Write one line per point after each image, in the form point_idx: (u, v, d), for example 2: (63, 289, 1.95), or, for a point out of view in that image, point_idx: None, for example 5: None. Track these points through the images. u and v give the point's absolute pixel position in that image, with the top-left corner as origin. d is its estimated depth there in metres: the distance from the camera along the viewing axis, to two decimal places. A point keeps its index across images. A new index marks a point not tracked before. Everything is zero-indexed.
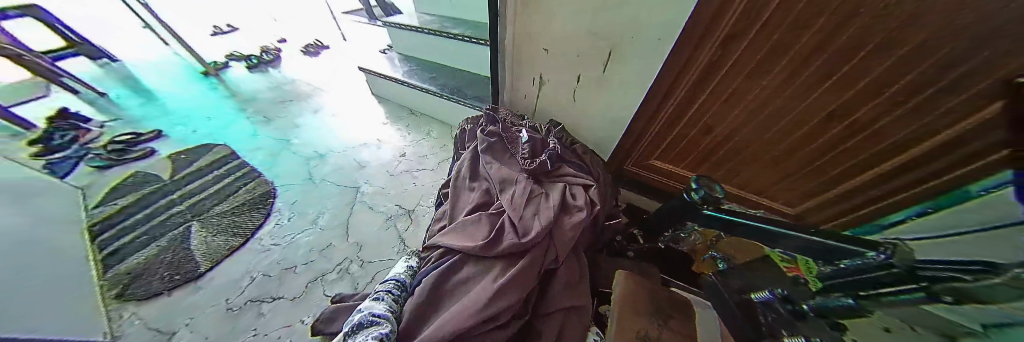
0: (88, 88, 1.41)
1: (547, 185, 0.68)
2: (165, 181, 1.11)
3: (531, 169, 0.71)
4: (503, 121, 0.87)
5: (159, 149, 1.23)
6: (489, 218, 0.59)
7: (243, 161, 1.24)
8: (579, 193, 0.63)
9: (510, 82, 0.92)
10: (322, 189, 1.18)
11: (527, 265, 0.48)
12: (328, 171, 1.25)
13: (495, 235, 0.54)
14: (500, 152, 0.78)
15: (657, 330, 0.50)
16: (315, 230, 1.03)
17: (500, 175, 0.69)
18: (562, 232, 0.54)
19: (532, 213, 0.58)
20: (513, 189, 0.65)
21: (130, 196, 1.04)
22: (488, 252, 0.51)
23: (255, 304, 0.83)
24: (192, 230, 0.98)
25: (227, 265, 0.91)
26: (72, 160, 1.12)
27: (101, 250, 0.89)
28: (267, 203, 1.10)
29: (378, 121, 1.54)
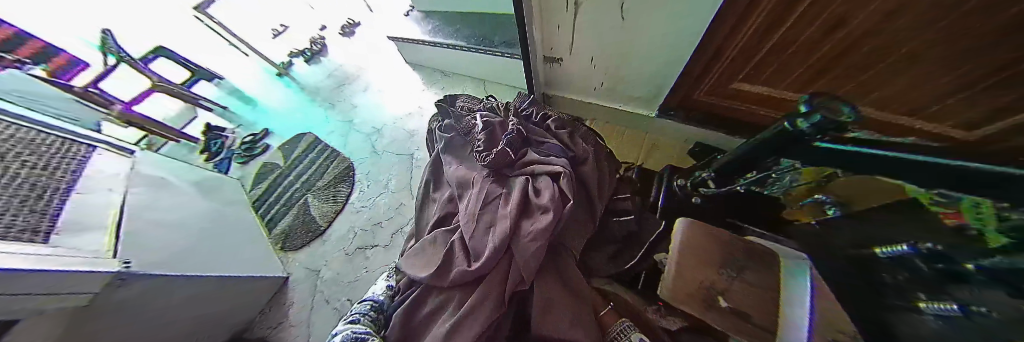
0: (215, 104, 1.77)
1: (509, 182, 0.71)
2: (282, 167, 1.44)
3: (490, 165, 0.73)
4: (460, 115, 0.92)
5: (271, 144, 1.57)
6: (445, 236, 0.69)
7: (325, 144, 1.48)
8: (545, 190, 0.65)
9: (539, 16, 0.77)
10: (385, 159, 1.35)
11: (483, 295, 0.55)
12: (386, 143, 1.41)
13: (448, 259, 0.62)
14: (462, 153, 0.84)
15: (727, 282, 0.47)
16: (388, 193, 1.23)
17: (459, 180, 0.76)
18: (522, 245, 0.58)
19: (486, 227, 0.63)
20: (470, 197, 0.71)
21: (265, 181, 1.40)
22: (443, 282, 0.60)
23: (361, 251, 1.10)
24: (308, 201, 1.29)
25: (337, 224, 1.19)
26: (226, 161, 1.53)
27: (264, 218, 1.27)
28: (349, 176, 1.33)
29: (417, 88, 1.59)
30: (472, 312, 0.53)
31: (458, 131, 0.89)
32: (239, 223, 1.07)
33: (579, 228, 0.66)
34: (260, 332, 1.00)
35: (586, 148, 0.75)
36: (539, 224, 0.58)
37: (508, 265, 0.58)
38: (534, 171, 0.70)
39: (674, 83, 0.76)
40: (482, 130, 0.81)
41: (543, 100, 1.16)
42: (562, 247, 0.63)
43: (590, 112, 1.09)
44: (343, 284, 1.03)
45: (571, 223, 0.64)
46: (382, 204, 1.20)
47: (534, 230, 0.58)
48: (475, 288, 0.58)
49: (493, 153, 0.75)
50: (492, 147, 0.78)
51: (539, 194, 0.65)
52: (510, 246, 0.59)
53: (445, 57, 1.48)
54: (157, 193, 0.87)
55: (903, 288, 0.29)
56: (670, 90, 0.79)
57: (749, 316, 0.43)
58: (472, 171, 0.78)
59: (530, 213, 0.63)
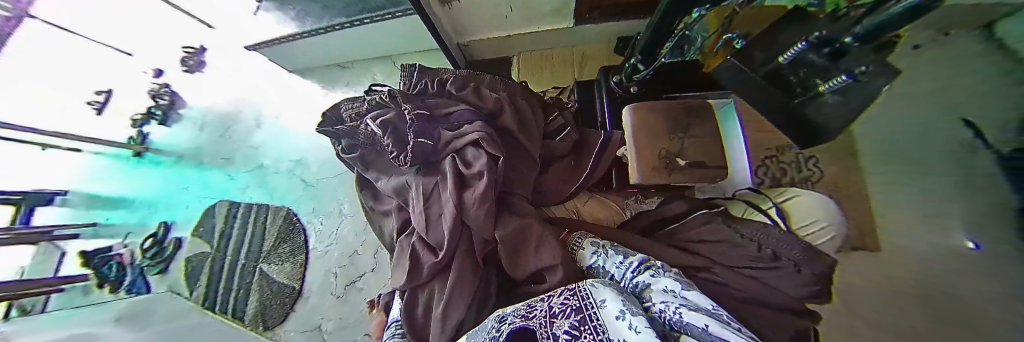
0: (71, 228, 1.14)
1: (439, 167, 0.64)
2: (213, 251, 1.17)
3: (413, 164, 0.63)
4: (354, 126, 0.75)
5: (182, 236, 1.21)
6: (405, 243, 0.64)
7: (247, 203, 1.22)
8: (469, 156, 0.61)
9: None
10: (325, 188, 1.19)
11: (458, 272, 0.55)
12: (316, 170, 1.23)
13: (414, 262, 0.60)
14: (379, 160, 0.73)
15: (680, 142, 0.51)
16: (347, 220, 1.13)
17: (393, 187, 0.68)
18: (471, 216, 0.55)
19: (437, 216, 0.59)
20: (413, 198, 0.64)
21: (203, 274, 1.14)
22: (420, 277, 0.58)
23: (352, 286, 1.02)
24: (266, 271, 1.09)
25: (309, 274, 1.06)
26: (140, 279, 1.15)
27: (225, 311, 1.07)
28: (295, 221, 1.15)
29: (319, 95, 1.36)
30: (453, 287, 0.53)
31: (371, 147, 0.74)
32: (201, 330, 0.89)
33: (515, 173, 0.64)
34: None
35: (493, 95, 0.69)
36: (478, 191, 0.55)
37: (467, 236, 0.58)
38: (456, 146, 0.63)
39: None
40: (384, 131, 0.66)
41: (460, 54, 1.05)
42: (510, 193, 0.61)
43: (511, 49, 1.02)
44: (351, 324, 0.97)
45: (512, 171, 0.63)
46: (344, 236, 1.10)
47: (476, 199, 0.55)
48: (447, 266, 0.57)
49: (403, 148, 0.64)
50: (403, 141, 0.65)
51: (470, 162, 0.60)
52: (462, 221, 0.57)
53: (333, 47, 1.26)
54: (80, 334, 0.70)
55: (809, 81, 0.39)
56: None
57: (704, 162, 0.48)
58: (400, 175, 0.68)
59: (468, 184, 0.59)
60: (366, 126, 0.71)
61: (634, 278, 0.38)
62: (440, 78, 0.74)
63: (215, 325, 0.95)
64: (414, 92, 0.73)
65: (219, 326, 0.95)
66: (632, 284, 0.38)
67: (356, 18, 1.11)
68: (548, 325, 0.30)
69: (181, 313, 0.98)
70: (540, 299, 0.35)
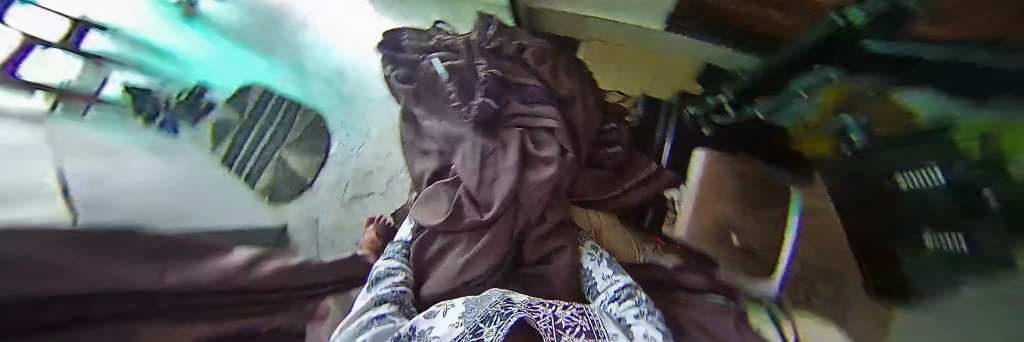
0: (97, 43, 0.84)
1: (505, 137, 0.75)
2: (244, 118, 1.00)
3: (479, 120, 0.77)
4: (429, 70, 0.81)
5: (213, 90, 1.00)
6: (449, 190, 0.66)
7: (270, 89, 1.13)
8: (543, 144, 0.75)
9: None
10: (360, 107, 1.21)
11: (492, 240, 0.59)
12: (355, 87, 1.24)
13: (456, 209, 0.64)
14: (442, 105, 0.78)
15: (736, 220, 0.65)
16: (371, 141, 1.16)
17: (447, 136, 0.74)
18: (529, 191, 0.64)
19: (490, 178, 0.67)
20: (464, 157, 0.70)
21: (230, 136, 0.91)
22: (458, 225, 0.61)
23: (359, 199, 1.01)
24: (276, 151, 1.01)
25: (326, 171, 1.02)
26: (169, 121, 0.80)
27: None
28: (320, 123, 1.13)
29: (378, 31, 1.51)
30: (484, 247, 0.57)
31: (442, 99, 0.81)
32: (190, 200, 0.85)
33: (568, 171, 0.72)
34: None
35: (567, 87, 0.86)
36: (544, 174, 0.67)
37: (516, 208, 0.64)
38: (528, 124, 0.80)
39: None
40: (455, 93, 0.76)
41: None
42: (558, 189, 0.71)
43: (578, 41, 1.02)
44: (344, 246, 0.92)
45: (569, 170, 0.72)
46: (370, 157, 1.12)
47: (541, 178, 0.66)
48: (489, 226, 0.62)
49: (473, 103, 0.77)
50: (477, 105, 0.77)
51: (540, 145, 0.75)
52: (517, 195, 0.64)
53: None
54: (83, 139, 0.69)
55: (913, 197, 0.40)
56: None
57: (755, 250, 0.60)
58: (462, 128, 0.75)
59: (533, 165, 0.71)
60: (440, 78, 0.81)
61: (617, 309, 0.53)
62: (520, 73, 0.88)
63: (206, 177, 0.75)
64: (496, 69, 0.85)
65: (203, 179, 0.74)
66: (614, 314, 0.53)
67: None
68: (555, 336, 0.40)
69: None
70: (544, 305, 0.46)
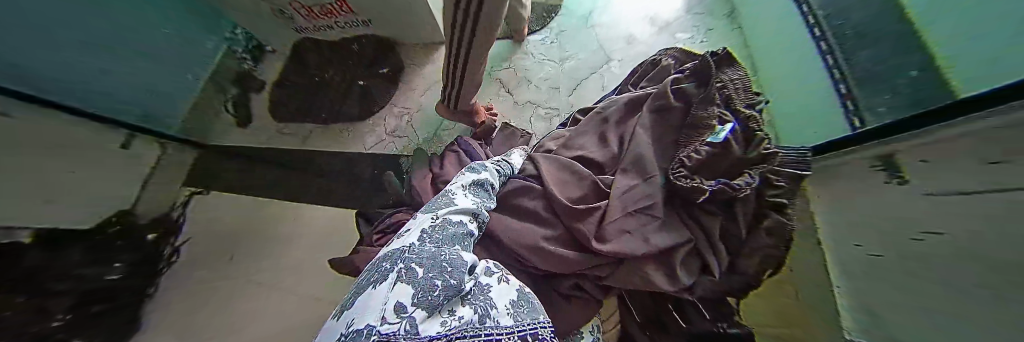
0: None
1: (677, 219, 0.42)
2: None
3: (675, 186, 0.43)
4: (708, 84, 0.50)
5: None
6: (591, 191, 0.48)
7: None
8: (694, 263, 0.41)
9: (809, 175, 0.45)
10: (583, 35, 1.08)
11: (573, 263, 0.41)
12: (604, 22, 1.09)
13: (575, 207, 0.45)
14: (669, 129, 0.50)
15: None
16: (555, 66, 1.05)
17: (640, 152, 0.47)
18: (631, 275, 0.41)
19: (628, 230, 0.41)
20: (627, 183, 0.45)
21: None
22: (561, 214, 0.45)
23: (498, 86, 1.05)
24: None
25: (505, 45, 1.11)
26: None
27: None
28: (548, 16, 1.12)
29: None
30: (544, 255, 0.42)
31: (688, 103, 0.50)
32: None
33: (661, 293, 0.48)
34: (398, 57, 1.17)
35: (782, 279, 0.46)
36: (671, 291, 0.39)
37: (609, 270, 0.42)
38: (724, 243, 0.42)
39: None
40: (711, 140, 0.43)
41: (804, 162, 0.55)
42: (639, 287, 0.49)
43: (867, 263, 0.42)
44: None
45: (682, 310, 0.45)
46: (542, 81, 1.04)
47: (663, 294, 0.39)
48: (575, 249, 0.43)
49: (702, 175, 0.42)
50: (706, 170, 0.42)
51: (686, 265, 0.41)
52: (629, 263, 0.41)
53: None
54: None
55: None
56: None
57: None
58: (659, 159, 0.47)
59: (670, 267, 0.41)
60: (717, 106, 0.46)
61: None
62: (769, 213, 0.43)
63: None
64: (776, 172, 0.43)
65: None
66: None
67: None
68: None
69: None
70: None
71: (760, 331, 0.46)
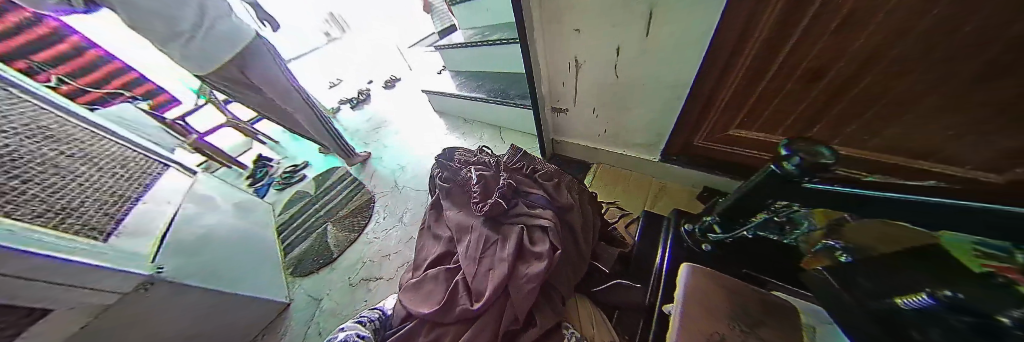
0: (281, 182, 1.58)
1: (504, 229, 0.62)
2: (322, 201, 1.43)
3: (488, 217, 0.64)
4: (456, 163, 0.81)
5: (307, 174, 1.64)
6: (448, 277, 0.60)
7: (354, 176, 1.52)
8: (540, 236, 0.59)
9: (573, 118, 0.90)
10: (403, 193, 1.32)
11: (477, 334, 0.49)
12: (409, 177, 1.39)
13: (450, 300, 0.54)
14: (458, 197, 0.74)
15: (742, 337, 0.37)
16: (401, 226, 1.18)
17: (457, 222, 0.67)
18: (518, 286, 0.52)
19: (486, 270, 0.56)
20: (467, 244, 0.61)
21: (321, 205, 1.41)
22: (445, 317, 0.53)
23: (366, 282, 1.03)
24: (329, 230, 1.28)
25: (351, 250, 1.17)
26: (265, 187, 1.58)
27: (289, 253, 1.23)
28: (369, 206, 1.32)
29: (434, 125, 1.64)
30: None
31: (454, 180, 0.77)
32: (241, 235, 1.06)
33: (564, 269, 0.58)
34: None
35: (571, 195, 0.68)
36: (537, 267, 0.53)
37: (503, 305, 0.52)
38: (527, 219, 0.62)
39: (676, 125, 0.71)
40: (476, 181, 0.70)
41: (551, 147, 1.08)
42: (553, 289, 0.56)
43: (599, 137, 0.91)
44: (341, 316, 0.96)
45: (564, 267, 0.57)
46: (397, 243, 1.12)
47: (530, 275, 0.52)
48: (473, 325, 0.51)
49: (488, 199, 0.66)
50: (488, 195, 0.68)
51: (534, 241, 0.59)
52: (507, 286, 0.53)
53: (459, 105, 1.51)
54: (149, 196, 0.91)
55: (879, 293, 0.30)
56: (665, 143, 0.78)
57: None
58: (468, 215, 0.68)
59: (525, 258, 0.56)
60: (466, 170, 0.77)
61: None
62: (528, 181, 0.72)
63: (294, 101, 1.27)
64: (514, 166, 0.76)
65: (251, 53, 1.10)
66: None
67: (484, 93, 1.34)
68: None
69: (254, 231, 1.16)
70: None
71: (660, 204, 0.83)
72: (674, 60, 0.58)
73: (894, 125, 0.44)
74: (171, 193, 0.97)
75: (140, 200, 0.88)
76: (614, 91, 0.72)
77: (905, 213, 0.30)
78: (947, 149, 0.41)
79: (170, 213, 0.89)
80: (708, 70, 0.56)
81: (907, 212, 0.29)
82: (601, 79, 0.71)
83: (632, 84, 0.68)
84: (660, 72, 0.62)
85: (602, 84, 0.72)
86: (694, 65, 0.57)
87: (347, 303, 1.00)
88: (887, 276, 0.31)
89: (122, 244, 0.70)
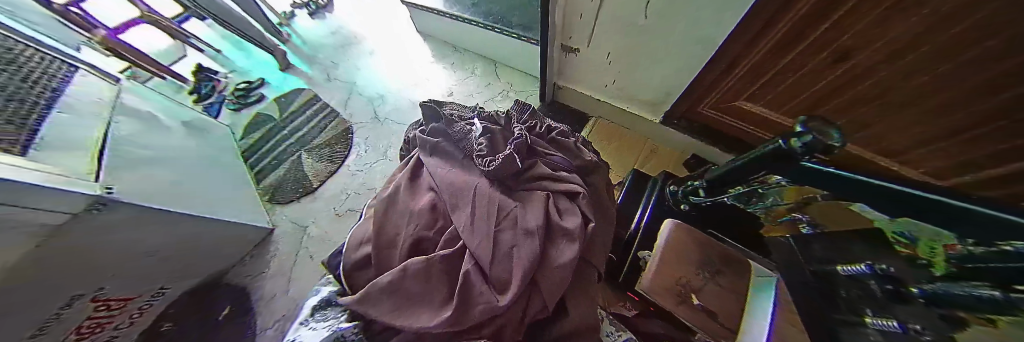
0: (234, 101, 1.36)
1: (520, 196, 0.59)
2: (289, 128, 1.28)
3: (496, 174, 0.59)
4: (446, 117, 0.72)
5: (266, 94, 1.42)
6: (445, 267, 0.50)
7: (325, 102, 1.34)
8: (563, 201, 0.57)
9: (580, 64, 0.81)
10: (386, 126, 1.22)
11: (505, 324, 0.45)
12: (389, 110, 1.26)
13: (464, 294, 0.46)
14: (445, 153, 0.67)
15: (701, 282, 0.48)
16: (385, 161, 1.15)
17: (446, 182, 0.60)
18: (548, 272, 0.47)
19: (507, 249, 0.49)
20: (472, 205, 0.55)
21: (287, 134, 1.27)
22: (460, 323, 0.44)
23: (353, 213, 1.06)
24: (303, 159, 1.19)
25: (332, 183, 1.13)
26: (217, 105, 1.36)
27: (259, 183, 1.15)
28: (346, 139, 1.22)
29: (420, 47, 1.40)
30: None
31: (446, 134, 0.69)
32: (202, 158, 0.96)
33: (596, 240, 0.56)
34: (236, 281, 0.98)
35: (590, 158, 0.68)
36: (568, 254, 0.49)
37: (529, 297, 0.47)
38: (546, 184, 0.60)
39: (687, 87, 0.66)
40: (481, 134, 0.66)
41: (551, 92, 1.00)
42: (583, 272, 0.52)
43: (603, 88, 0.84)
44: (331, 242, 1.02)
45: (593, 244, 0.54)
46: (382, 179, 1.11)
47: (563, 263, 0.48)
48: (495, 321, 0.46)
49: (497, 156, 0.62)
50: (496, 152, 0.64)
51: (561, 213, 0.55)
52: (536, 274, 0.48)
53: (450, 26, 1.26)
54: (62, 104, 0.66)
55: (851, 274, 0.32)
56: (669, 106, 0.75)
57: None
58: (465, 175, 0.62)
59: (552, 237, 0.52)
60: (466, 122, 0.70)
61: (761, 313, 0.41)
62: (540, 137, 0.70)
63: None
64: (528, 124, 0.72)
65: None
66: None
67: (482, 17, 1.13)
68: None
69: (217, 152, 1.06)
70: None
71: (646, 167, 0.86)
72: (707, 13, 0.49)
73: (900, 116, 0.43)
74: (88, 103, 0.72)
75: (53, 107, 0.64)
76: (633, 37, 0.63)
77: (880, 198, 0.28)
78: (935, 144, 0.43)
79: (97, 129, 0.68)
80: (741, 31, 0.49)
81: (867, 192, 0.28)
82: (622, 20, 0.60)
83: (653, 31, 0.59)
84: (687, 26, 0.54)
85: (622, 28, 0.62)
86: (733, 20, 0.48)
87: (334, 229, 1.04)
88: (842, 244, 0.36)
89: (53, 162, 0.53)
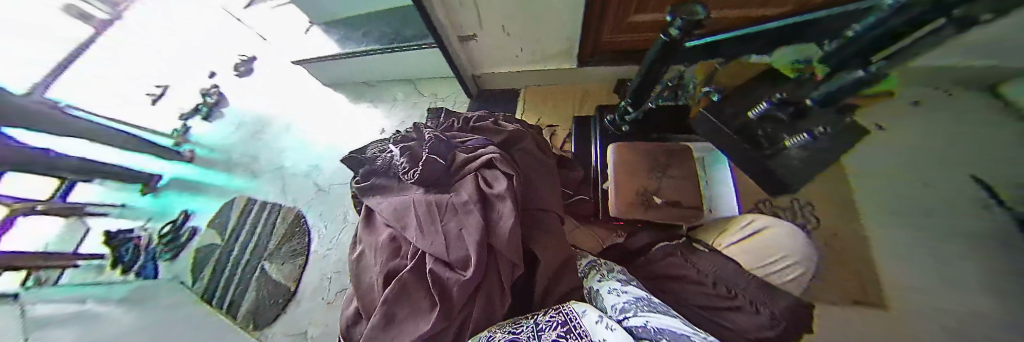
0: (161, 249, 1.17)
1: (457, 183, 0.60)
2: (235, 248, 1.14)
3: (424, 181, 0.60)
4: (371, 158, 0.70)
5: (199, 225, 1.23)
6: (415, 276, 0.49)
7: (262, 202, 1.22)
8: (490, 173, 0.59)
9: (485, 47, 0.81)
10: (335, 193, 1.15)
11: (489, 294, 0.46)
12: (331, 176, 1.18)
13: (440, 289, 0.47)
14: (388, 186, 0.65)
15: (657, 182, 0.52)
16: (350, 226, 1.08)
17: (392, 209, 0.58)
18: (496, 229, 0.49)
19: (455, 232, 0.51)
20: (415, 215, 0.55)
21: (235, 255, 1.13)
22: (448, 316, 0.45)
23: (343, 292, 0.98)
24: (267, 268, 1.07)
25: (308, 276, 1.04)
26: (150, 264, 1.14)
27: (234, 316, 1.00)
28: (301, 227, 1.12)
29: (335, 99, 1.31)
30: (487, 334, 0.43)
31: (375, 169, 0.68)
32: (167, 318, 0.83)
33: (535, 187, 0.60)
34: None
35: (510, 127, 0.69)
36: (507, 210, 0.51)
37: (495, 258, 0.49)
38: (472, 167, 0.60)
39: (583, 25, 0.69)
40: (400, 154, 0.64)
41: (474, 84, 0.99)
42: (538, 216, 0.55)
43: (517, 59, 0.85)
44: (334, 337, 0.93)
45: (532, 191, 0.58)
46: None
47: (506, 214, 0.50)
48: (476, 294, 0.47)
49: (417, 165, 0.62)
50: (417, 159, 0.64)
51: (489, 182, 0.57)
52: (489, 237, 0.49)
53: (351, 66, 1.19)
54: None
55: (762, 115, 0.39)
56: (579, 50, 0.78)
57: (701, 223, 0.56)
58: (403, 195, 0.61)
59: (488, 203, 0.54)
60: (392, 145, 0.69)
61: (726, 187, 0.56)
62: (460, 131, 0.71)
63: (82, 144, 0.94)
64: (444, 128, 0.73)
65: None
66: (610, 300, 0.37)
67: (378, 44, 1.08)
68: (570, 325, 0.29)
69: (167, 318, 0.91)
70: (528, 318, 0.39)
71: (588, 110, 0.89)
72: None
73: None
74: None
75: None
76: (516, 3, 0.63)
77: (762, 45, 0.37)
78: None
79: None
80: None
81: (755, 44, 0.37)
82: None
83: None
84: None
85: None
86: None
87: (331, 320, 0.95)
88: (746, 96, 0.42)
89: None
